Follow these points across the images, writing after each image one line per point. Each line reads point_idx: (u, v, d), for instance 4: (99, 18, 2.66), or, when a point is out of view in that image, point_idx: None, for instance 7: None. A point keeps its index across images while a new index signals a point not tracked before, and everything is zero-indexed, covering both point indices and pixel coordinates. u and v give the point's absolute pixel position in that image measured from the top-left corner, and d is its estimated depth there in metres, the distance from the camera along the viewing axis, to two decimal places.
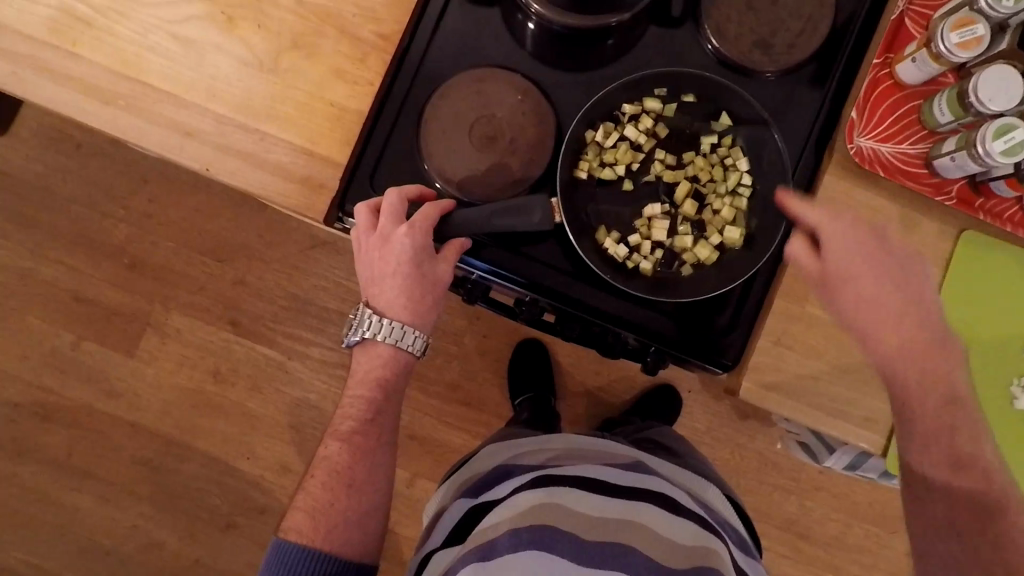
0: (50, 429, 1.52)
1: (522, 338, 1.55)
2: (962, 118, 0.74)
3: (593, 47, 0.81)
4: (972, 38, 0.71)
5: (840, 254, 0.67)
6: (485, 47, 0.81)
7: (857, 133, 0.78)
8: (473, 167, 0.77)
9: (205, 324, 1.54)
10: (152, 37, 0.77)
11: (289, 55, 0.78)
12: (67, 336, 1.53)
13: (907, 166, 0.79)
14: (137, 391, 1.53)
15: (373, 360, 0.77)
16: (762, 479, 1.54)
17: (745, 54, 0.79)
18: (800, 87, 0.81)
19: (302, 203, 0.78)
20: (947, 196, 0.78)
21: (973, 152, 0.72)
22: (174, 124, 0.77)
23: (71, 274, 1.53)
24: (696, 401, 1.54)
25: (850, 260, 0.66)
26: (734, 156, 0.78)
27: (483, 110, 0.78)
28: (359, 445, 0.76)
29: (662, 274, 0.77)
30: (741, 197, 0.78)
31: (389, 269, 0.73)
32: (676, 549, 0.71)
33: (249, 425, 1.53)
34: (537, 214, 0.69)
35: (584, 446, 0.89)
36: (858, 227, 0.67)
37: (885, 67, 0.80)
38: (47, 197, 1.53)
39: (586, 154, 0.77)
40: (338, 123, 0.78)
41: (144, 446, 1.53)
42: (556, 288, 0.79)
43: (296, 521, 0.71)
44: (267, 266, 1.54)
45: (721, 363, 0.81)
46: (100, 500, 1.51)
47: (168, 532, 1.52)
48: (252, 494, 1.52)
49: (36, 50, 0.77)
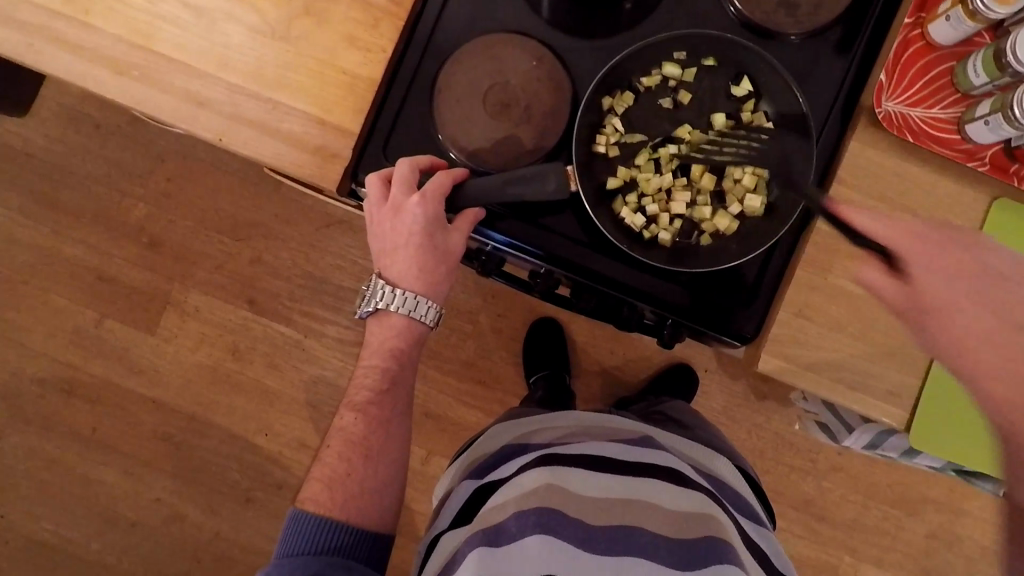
0: (75, 405, 1.55)
1: (538, 317, 1.54)
2: (998, 79, 0.71)
3: (610, 11, 0.79)
4: None
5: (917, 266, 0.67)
6: (499, 12, 0.79)
7: (885, 98, 0.75)
8: (486, 135, 0.76)
9: (223, 302, 1.55)
10: (164, 5, 0.77)
11: (300, 23, 0.77)
12: (90, 314, 1.56)
13: (938, 131, 0.76)
14: (158, 368, 1.56)
15: (386, 330, 0.77)
16: (779, 459, 1.52)
17: (768, 16, 0.76)
18: (825, 52, 0.77)
19: (314, 172, 0.78)
20: (980, 162, 0.76)
21: (1009, 115, 0.70)
22: (186, 94, 0.77)
23: (93, 253, 1.55)
24: (713, 380, 1.53)
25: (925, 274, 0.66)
26: (757, 121, 0.76)
27: (497, 76, 0.76)
28: (374, 415, 0.76)
29: (680, 245, 0.76)
30: (764, 163, 0.75)
31: (402, 241, 0.73)
32: (681, 520, 0.71)
33: (268, 402, 1.55)
34: (553, 181, 0.68)
35: (590, 422, 0.88)
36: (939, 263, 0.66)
37: (917, 27, 0.77)
38: (68, 177, 1.55)
39: (604, 125, 0.76)
40: (349, 91, 0.77)
41: (166, 421, 1.55)
42: (572, 260, 0.78)
43: (313, 492, 0.71)
44: (283, 244, 1.54)
45: (740, 335, 0.79)
46: (124, 474, 1.55)
47: (190, 506, 1.55)
48: (271, 469, 1.55)
49: (49, 20, 0.76)
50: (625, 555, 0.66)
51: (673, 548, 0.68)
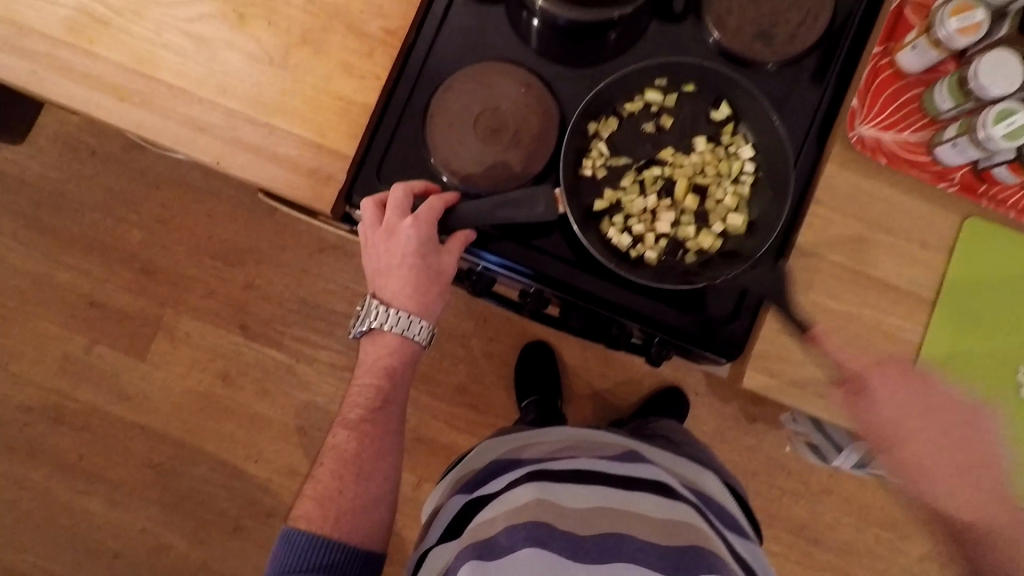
0: (62, 432, 1.53)
1: (529, 341, 1.55)
2: (962, 104, 0.76)
3: (596, 41, 0.82)
4: (970, 24, 0.73)
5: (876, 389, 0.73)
6: (490, 41, 0.82)
7: (858, 122, 0.79)
8: (477, 158, 0.78)
9: (215, 327, 1.55)
10: (166, 35, 0.80)
11: (298, 51, 0.80)
12: (80, 340, 1.55)
13: (910, 154, 0.80)
14: (147, 394, 1.55)
15: (379, 349, 0.78)
16: (770, 482, 1.53)
17: (745, 45, 0.80)
18: (802, 79, 0.81)
19: (309, 194, 0.80)
20: (951, 182, 0.79)
21: (974, 138, 0.74)
22: (185, 119, 0.79)
23: (85, 279, 1.56)
24: (703, 404, 1.54)
25: (887, 405, 0.72)
26: (736, 144, 0.79)
27: (487, 102, 0.79)
28: (367, 432, 0.76)
29: (666, 263, 0.78)
30: (743, 184, 0.78)
31: (395, 261, 0.74)
32: (668, 528, 0.71)
33: (258, 428, 1.54)
34: (541, 203, 0.70)
35: (579, 438, 0.89)
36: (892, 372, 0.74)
37: (886, 56, 0.81)
38: (63, 203, 1.56)
39: (590, 149, 0.78)
40: (345, 116, 0.80)
41: (153, 448, 1.54)
42: (561, 279, 0.79)
43: (305, 509, 0.71)
44: (276, 270, 1.56)
45: (726, 352, 0.80)
46: (110, 503, 1.52)
47: (177, 536, 1.52)
48: (260, 497, 1.53)
49: (54, 49, 0.79)
50: (615, 564, 0.67)
51: (663, 555, 0.68)
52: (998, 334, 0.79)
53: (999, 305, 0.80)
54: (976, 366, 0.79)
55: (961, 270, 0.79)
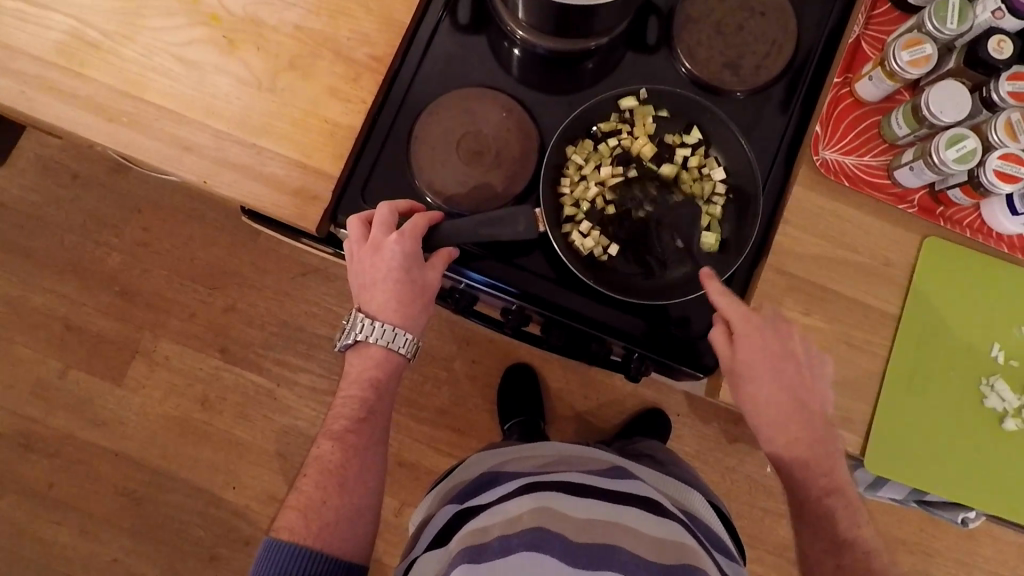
0: (32, 459, 1.50)
1: (511, 363, 1.57)
2: (918, 130, 0.80)
3: (573, 70, 0.86)
4: (920, 57, 0.78)
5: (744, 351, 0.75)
6: (473, 68, 0.85)
7: (822, 147, 0.84)
8: (460, 180, 0.81)
9: (194, 350, 1.54)
10: (156, 59, 0.82)
11: (286, 75, 0.83)
12: (54, 364, 1.53)
13: (871, 177, 0.85)
14: (123, 419, 1.52)
15: (365, 362, 0.79)
16: (752, 503, 1.54)
17: (715, 74, 0.84)
18: (769, 106, 0.85)
19: (294, 213, 0.81)
20: (910, 205, 0.84)
21: (929, 161, 0.78)
22: (173, 139, 0.81)
23: (61, 302, 1.54)
24: (685, 425, 1.56)
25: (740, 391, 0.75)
26: (709, 166, 0.82)
27: (470, 126, 0.82)
28: (351, 443, 0.77)
29: (643, 278, 0.80)
30: (715, 204, 0.82)
31: (380, 275, 0.75)
32: (659, 544, 0.72)
33: (237, 453, 1.52)
34: (522, 223, 0.72)
35: (567, 453, 0.91)
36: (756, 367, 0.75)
37: (845, 86, 0.87)
38: (41, 226, 1.55)
39: (568, 169, 0.81)
40: (331, 138, 0.82)
41: (127, 475, 1.51)
42: (542, 296, 0.81)
43: (288, 520, 0.71)
44: (258, 292, 1.56)
45: (702, 366, 0.82)
46: (79, 532, 1.48)
47: (148, 567, 1.48)
48: (237, 524, 1.50)
49: (44, 71, 0.80)
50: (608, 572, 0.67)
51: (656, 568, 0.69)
52: (961, 349, 0.83)
53: (960, 322, 0.84)
54: (943, 378, 0.82)
55: (926, 285, 0.82)
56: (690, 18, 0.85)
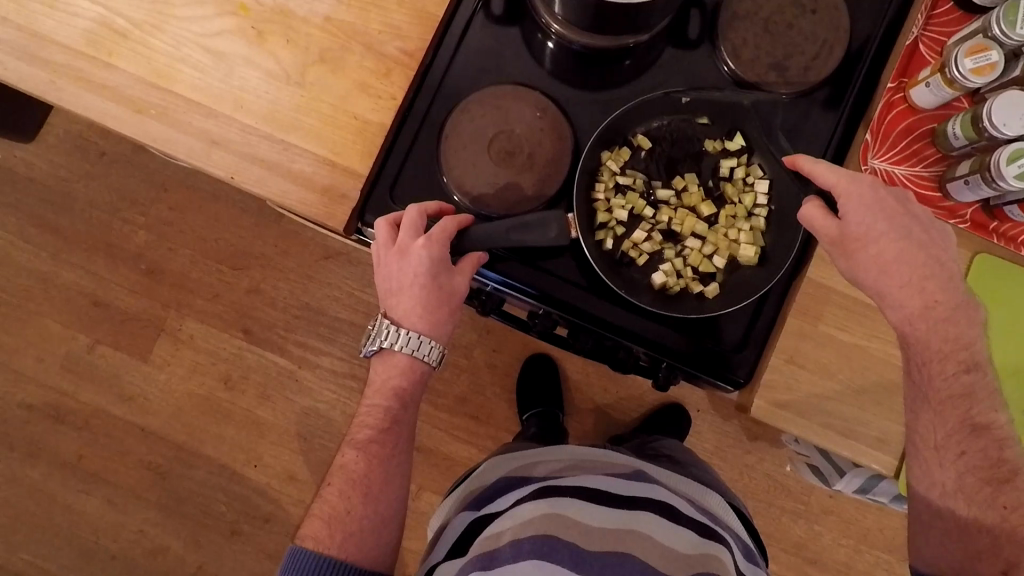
0: (63, 431, 1.53)
1: (531, 353, 1.55)
2: (976, 141, 0.76)
3: (609, 68, 0.83)
4: (985, 65, 0.74)
5: (857, 218, 0.68)
6: (506, 64, 0.82)
7: (870, 156, 0.82)
8: (490, 181, 0.79)
9: (218, 331, 1.55)
10: (184, 50, 0.80)
11: (315, 69, 0.81)
12: (83, 339, 1.55)
13: (920, 188, 0.82)
14: (149, 396, 1.55)
15: (390, 369, 0.78)
16: (771, 502, 1.52)
17: (761, 76, 0.80)
18: (816, 110, 0.81)
19: (323, 211, 0.80)
20: (961, 219, 0.81)
21: (986, 176, 0.75)
22: (201, 133, 0.80)
23: (89, 279, 1.56)
24: (705, 420, 1.54)
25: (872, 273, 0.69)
26: (752, 175, 0.79)
27: (502, 126, 0.80)
28: (375, 453, 0.77)
29: (676, 288, 0.79)
30: (757, 218, 0.79)
31: (407, 282, 0.74)
32: (670, 556, 0.73)
33: (258, 433, 1.54)
34: (553, 228, 0.70)
35: (586, 455, 0.91)
36: (876, 227, 0.68)
37: (899, 92, 0.83)
38: (70, 203, 1.56)
39: (602, 175, 0.78)
40: (361, 136, 0.80)
41: (153, 450, 1.54)
42: (569, 301, 0.79)
43: (313, 529, 0.72)
44: (281, 275, 1.56)
45: (734, 380, 0.81)
46: (107, 503, 1.52)
47: (173, 538, 1.52)
48: (259, 502, 1.53)
49: (73, 60, 0.79)
50: None
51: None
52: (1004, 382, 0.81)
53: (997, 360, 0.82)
54: None
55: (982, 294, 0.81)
56: (735, 15, 0.81)
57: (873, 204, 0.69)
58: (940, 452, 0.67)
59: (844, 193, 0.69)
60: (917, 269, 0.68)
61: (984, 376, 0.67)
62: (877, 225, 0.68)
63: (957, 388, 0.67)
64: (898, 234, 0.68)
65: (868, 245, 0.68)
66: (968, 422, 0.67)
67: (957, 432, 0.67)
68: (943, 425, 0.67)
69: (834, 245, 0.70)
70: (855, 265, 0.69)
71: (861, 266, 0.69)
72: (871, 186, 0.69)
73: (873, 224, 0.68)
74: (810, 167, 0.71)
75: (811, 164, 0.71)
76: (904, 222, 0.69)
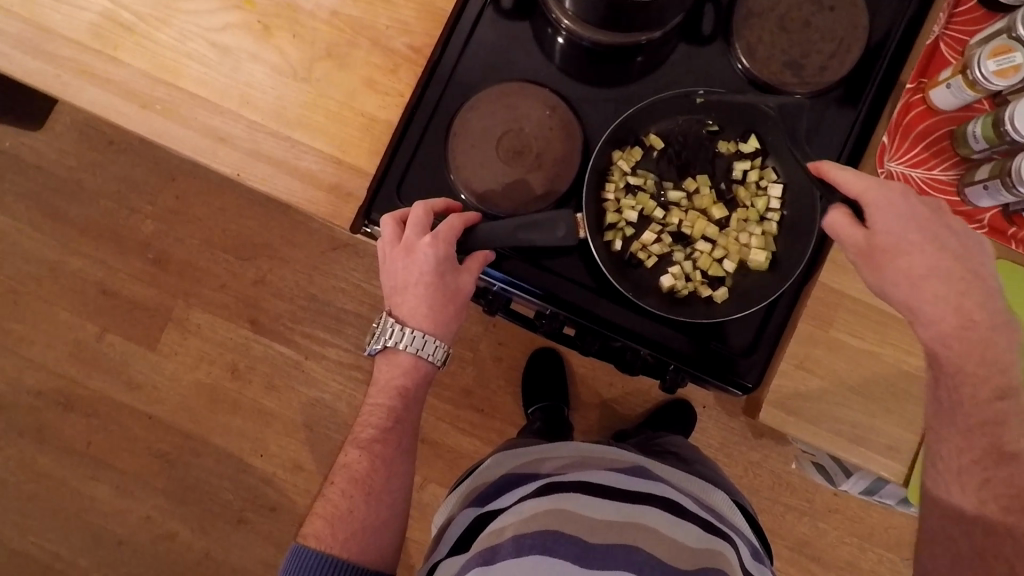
0: (72, 418, 1.55)
1: (538, 347, 1.55)
2: (996, 145, 0.75)
3: (620, 65, 0.81)
4: (1008, 66, 0.72)
5: (889, 226, 0.67)
6: (516, 61, 0.81)
7: (887, 158, 0.80)
8: (498, 180, 0.78)
9: (225, 321, 1.56)
10: (190, 44, 0.79)
11: (322, 65, 0.80)
12: (92, 328, 1.56)
13: (937, 192, 0.81)
14: (157, 384, 1.56)
15: (393, 368, 0.78)
16: (775, 499, 1.52)
17: (775, 75, 0.78)
18: (831, 109, 0.79)
19: (329, 210, 0.79)
20: (979, 224, 0.80)
21: (1006, 181, 0.73)
22: (207, 129, 0.79)
23: (98, 268, 1.56)
24: (710, 417, 1.53)
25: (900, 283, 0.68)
26: (766, 178, 0.78)
27: (511, 124, 0.78)
28: (378, 453, 0.77)
29: (684, 291, 0.78)
30: (769, 222, 0.78)
31: (411, 281, 0.74)
32: (674, 550, 0.73)
33: (264, 422, 1.55)
34: (561, 228, 0.69)
35: (591, 452, 0.91)
36: (908, 235, 0.67)
37: (918, 92, 0.82)
38: (77, 191, 1.57)
39: (612, 175, 0.77)
40: (368, 133, 0.79)
41: (162, 438, 1.55)
42: (576, 302, 0.78)
43: (315, 527, 0.72)
44: (288, 266, 1.56)
45: (741, 385, 0.80)
46: (116, 490, 1.54)
47: (181, 525, 1.54)
48: (265, 491, 1.54)
49: (78, 53, 0.79)
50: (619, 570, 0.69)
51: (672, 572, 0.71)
52: None
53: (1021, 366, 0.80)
54: None
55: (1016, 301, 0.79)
56: (751, 12, 0.79)
57: (908, 212, 0.67)
58: (961, 476, 0.65)
59: (872, 202, 0.67)
60: (937, 277, 0.67)
61: (1021, 404, 0.65)
62: (909, 233, 0.67)
63: (985, 414, 0.65)
64: (925, 242, 0.67)
65: (898, 251, 0.67)
66: (994, 449, 0.64)
67: (983, 457, 0.64)
68: (960, 444, 0.66)
69: (862, 254, 0.69)
70: (884, 274, 0.68)
71: (891, 275, 0.68)
72: (902, 195, 0.67)
73: (903, 234, 0.67)
74: (837, 176, 0.69)
75: (839, 173, 0.69)
76: (923, 226, 0.68)
